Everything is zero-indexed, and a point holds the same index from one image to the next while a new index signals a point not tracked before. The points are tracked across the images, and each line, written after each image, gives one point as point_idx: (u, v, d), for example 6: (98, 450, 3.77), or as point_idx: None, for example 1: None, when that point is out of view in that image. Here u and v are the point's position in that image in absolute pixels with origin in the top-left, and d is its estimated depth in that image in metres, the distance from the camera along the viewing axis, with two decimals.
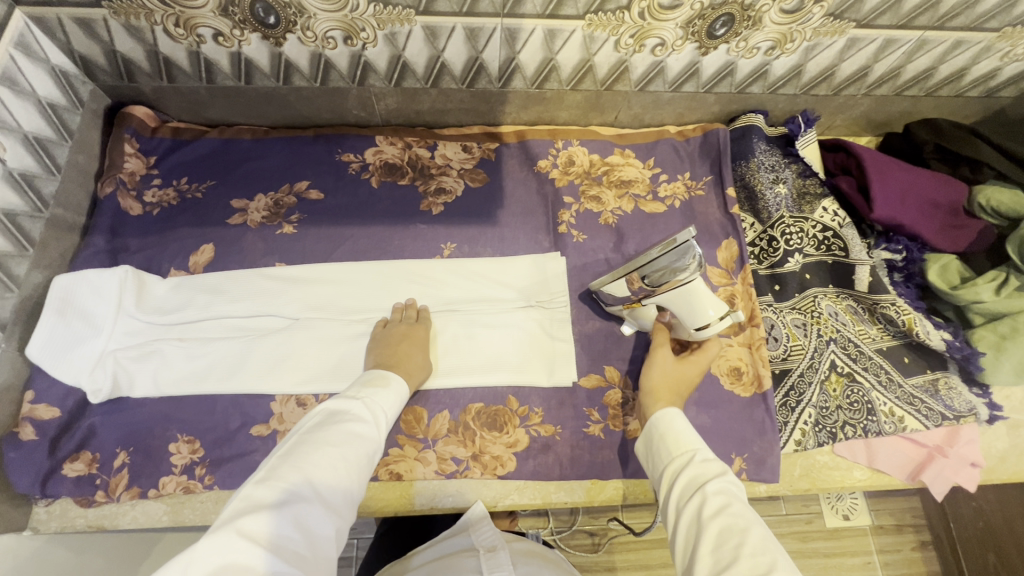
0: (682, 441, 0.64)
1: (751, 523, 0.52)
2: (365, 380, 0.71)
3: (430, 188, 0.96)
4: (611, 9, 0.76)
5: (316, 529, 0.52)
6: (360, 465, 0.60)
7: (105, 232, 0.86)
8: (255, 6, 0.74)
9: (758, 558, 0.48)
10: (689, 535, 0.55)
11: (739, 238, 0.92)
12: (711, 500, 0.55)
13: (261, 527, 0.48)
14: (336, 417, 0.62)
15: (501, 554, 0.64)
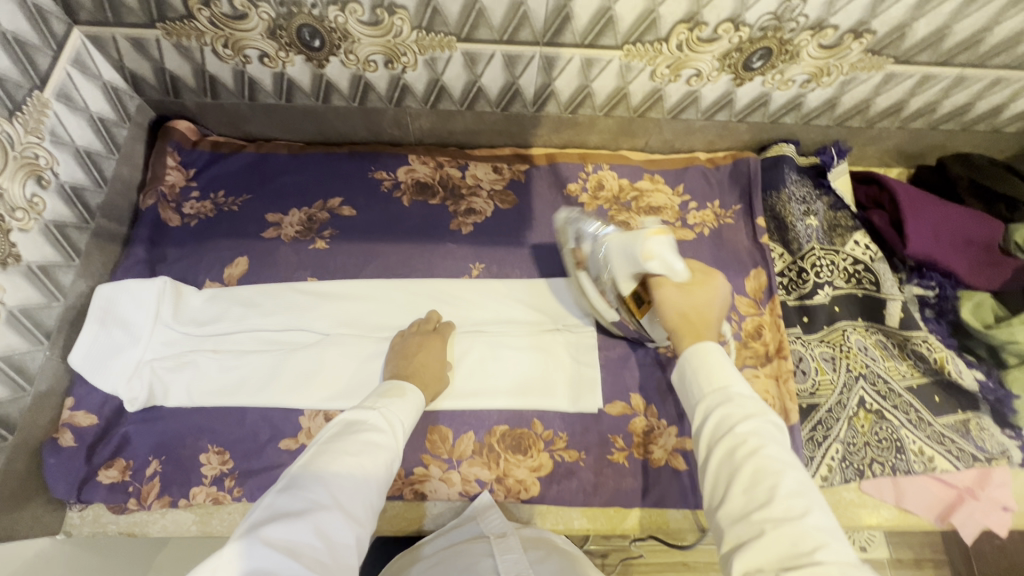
0: (717, 374, 0.59)
1: (787, 468, 0.51)
2: (382, 391, 0.70)
3: (460, 208, 0.98)
4: (650, 41, 0.77)
5: (337, 537, 0.52)
6: (380, 475, 0.59)
7: (146, 243, 0.88)
8: (302, 30, 0.76)
9: (792, 502, 0.49)
10: (719, 475, 0.54)
11: (768, 268, 0.92)
12: (745, 445, 0.53)
13: (282, 534, 0.49)
14: (354, 427, 0.61)
15: (511, 538, 0.68)
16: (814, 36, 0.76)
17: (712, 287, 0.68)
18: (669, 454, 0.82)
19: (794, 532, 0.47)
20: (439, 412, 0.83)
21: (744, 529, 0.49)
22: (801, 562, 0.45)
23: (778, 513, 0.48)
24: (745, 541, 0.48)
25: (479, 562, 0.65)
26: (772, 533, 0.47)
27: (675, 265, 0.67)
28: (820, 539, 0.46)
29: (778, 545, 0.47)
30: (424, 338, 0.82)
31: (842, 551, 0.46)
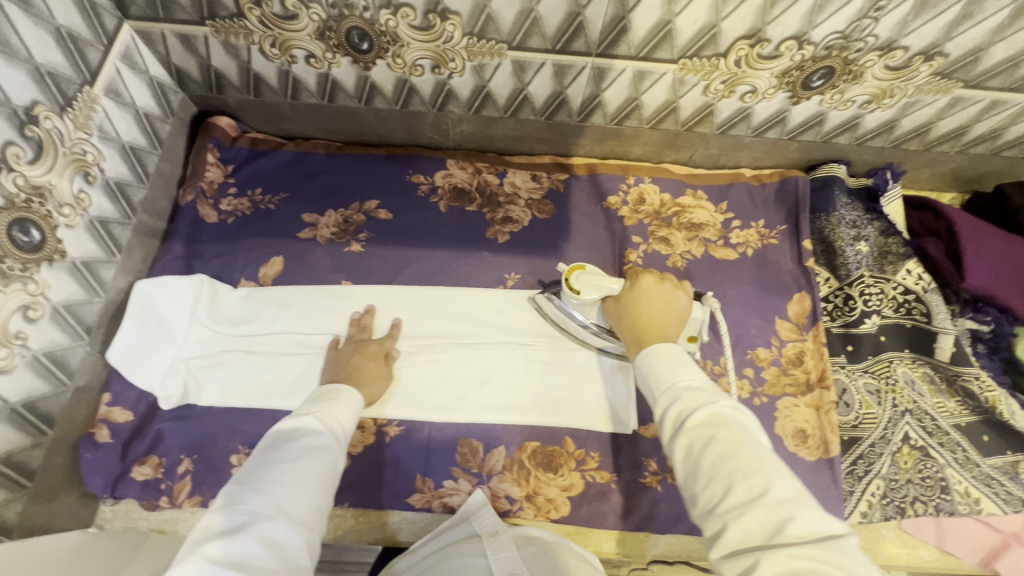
0: (673, 369, 0.58)
1: (745, 446, 0.50)
2: (316, 396, 0.69)
3: (497, 216, 0.96)
4: (707, 56, 0.74)
5: (283, 544, 0.52)
6: (323, 477, 0.59)
7: (184, 239, 0.88)
8: (352, 32, 0.74)
9: (753, 482, 0.47)
10: (685, 470, 0.52)
11: (812, 293, 0.89)
12: (700, 436, 0.51)
13: (224, 550, 0.49)
14: (289, 435, 0.61)
15: (503, 537, 0.68)
16: (882, 57, 0.73)
17: (653, 289, 0.72)
18: None
19: (766, 513, 0.45)
20: (469, 425, 0.82)
21: (715, 518, 0.48)
22: (774, 542, 0.44)
23: (741, 497, 0.47)
24: (717, 533, 0.47)
25: (472, 562, 0.65)
26: (738, 522, 0.46)
27: (609, 283, 0.75)
28: (788, 513, 0.45)
29: (750, 530, 0.45)
30: (362, 343, 0.81)
31: (812, 520, 0.44)
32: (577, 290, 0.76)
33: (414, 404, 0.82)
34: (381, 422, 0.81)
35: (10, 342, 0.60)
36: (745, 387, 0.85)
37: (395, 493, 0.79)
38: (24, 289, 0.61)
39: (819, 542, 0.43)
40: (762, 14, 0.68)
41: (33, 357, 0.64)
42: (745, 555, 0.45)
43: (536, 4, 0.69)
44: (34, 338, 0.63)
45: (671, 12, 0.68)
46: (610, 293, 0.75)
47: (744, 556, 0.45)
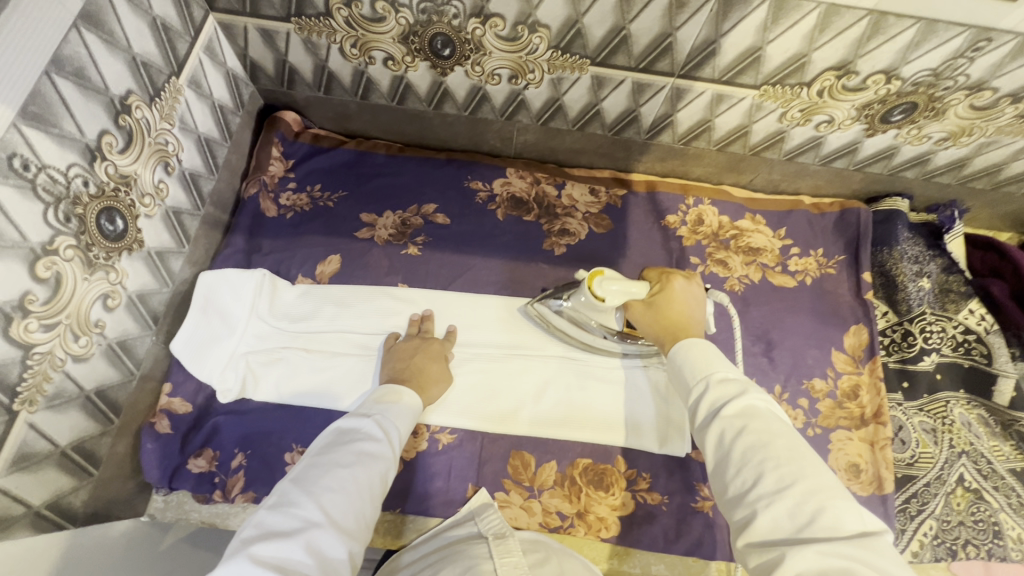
0: (709, 360, 0.57)
1: (778, 437, 0.48)
2: (377, 397, 0.68)
3: (554, 227, 0.95)
4: (791, 84, 0.74)
5: (329, 556, 0.49)
6: (373, 488, 0.56)
7: (244, 232, 0.88)
8: (436, 38, 0.74)
9: (783, 471, 0.46)
10: (715, 459, 0.51)
11: (870, 326, 0.89)
12: (731, 425, 0.50)
13: (272, 552, 0.46)
14: (346, 437, 0.59)
15: (509, 540, 0.64)
16: (969, 96, 0.72)
17: (683, 290, 0.70)
18: None
19: (794, 502, 0.44)
20: (521, 437, 0.81)
21: (743, 505, 0.47)
22: (803, 536, 0.42)
23: (770, 486, 0.46)
24: (745, 523, 0.46)
25: (477, 564, 0.59)
26: (767, 511, 0.45)
27: (631, 288, 0.69)
28: (817, 503, 0.44)
29: (776, 518, 0.44)
30: (423, 341, 0.81)
31: (843, 512, 0.43)
32: (600, 299, 0.71)
33: (466, 413, 0.82)
34: (434, 429, 0.81)
35: (90, 330, 0.60)
36: (799, 417, 0.84)
37: (445, 502, 0.78)
38: (106, 278, 0.61)
39: (850, 538, 0.42)
40: (856, 47, 0.67)
41: (108, 346, 0.64)
42: (773, 547, 0.43)
43: (629, 23, 0.68)
44: (109, 327, 0.63)
45: (765, 39, 0.68)
46: (637, 299, 0.70)
47: (772, 546, 0.43)
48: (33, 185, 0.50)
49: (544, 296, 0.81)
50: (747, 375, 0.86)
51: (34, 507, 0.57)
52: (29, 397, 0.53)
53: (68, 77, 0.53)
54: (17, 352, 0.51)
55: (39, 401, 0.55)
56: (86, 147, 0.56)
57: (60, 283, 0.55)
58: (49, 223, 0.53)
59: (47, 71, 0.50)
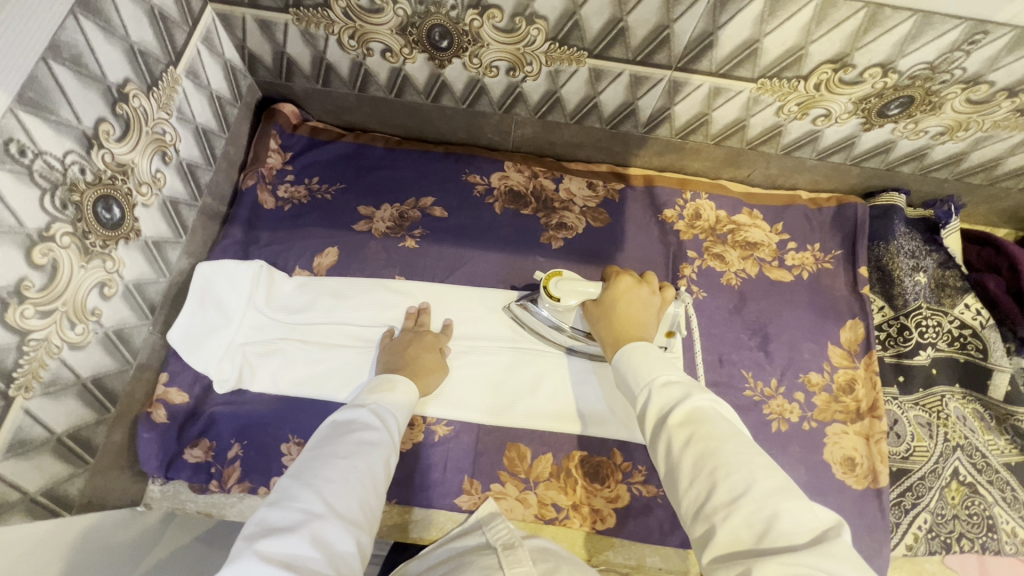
0: (651, 365, 0.57)
1: (726, 442, 0.48)
2: (371, 388, 0.68)
3: (552, 221, 0.96)
4: (789, 77, 0.74)
5: (337, 546, 0.49)
6: (375, 477, 0.56)
7: (242, 224, 0.88)
8: (433, 30, 0.74)
9: (732, 480, 0.46)
10: (669, 470, 0.51)
11: (866, 320, 0.89)
12: (678, 433, 0.50)
13: (278, 548, 0.46)
14: (343, 429, 0.59)
15: (520, 550, 0.62)
16: (965, 90, 0.73)
17: (633, 291, 0.70)
18: None
19: (750, 511, 0.44)
20: (518, 430, 0.81)
21: (700, 520, 0.46)
22: (763, 545, 0.42)
23: (724, 496, 0.45)
24: (706, 538, 0.45)
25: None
26: (725, 523, 0.44)
27: (587, 288, 0.71)
28: (773, 508, 0.44)
29: (736, 530, 0.44)
30: (418, 333, 0.81)
31: (796, 515, 0.43)
32: (557, 299, 0.72)
33: (462, 405, 0.82)
34: (430, 421, 0.81)
35: (86, 318, 0.60)
36: (794, 410, 0.84)
37: (441, 493, 0.78)
38: (102, 266, 0.61)
39: (807, 544, 0.41)
40: (853, 39, 0.67)
41: (104, 335, 0.64)
42: (738, 560, 0.42)
43: (627, 15, 0.68)
44: (106, 315, 0.63)
45: (762, 31, 0.68)
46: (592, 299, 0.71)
47: (735, 560, 0.42)
48: (30, 171, 0.50)
49: (522, 300, 0.83)
50: (743, 368, 0.87)
51: (31, 494, 0.57)
52: (25, 383, 0.53)
53: (66, 63, 0.53)
54: (12, 338, 0.51)
55: (35, 388, 0.55)
56: (83, 134, 0.56)
57: (55, 270, 0.55)
58: (46, 209, 0.53)
59: (44, 56, 0.50)
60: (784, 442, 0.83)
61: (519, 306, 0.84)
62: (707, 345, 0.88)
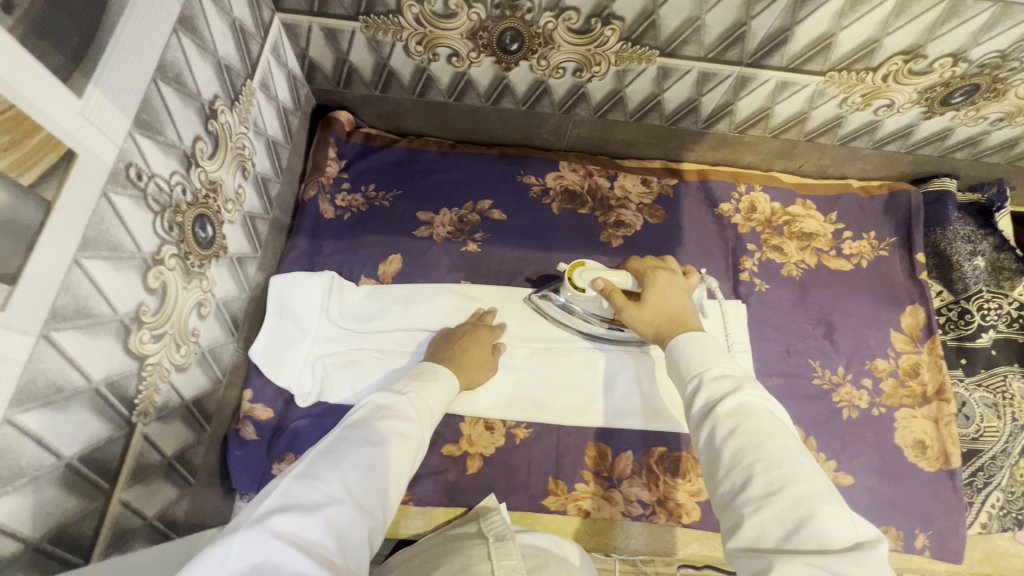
0: (705, 356, 0.55)
1: (771, 439, 0.46)
2: (412, 376, 0.64)
3: (610, 219, 0.95)
4: (859, 69, 0.75)
5: (350, 534, 0.45)
6: (399, 470, 0.52)
7: (307, 235, 0.88)
8: (505, 33, 0.74)
9: (771, 475, 0.44)
10: (708, 458, 0.49)
11: (926, 306, 0.91)
12: (723, 423, 0.48)
13: (293, 525, 0.42)
14: (375, 413, 0.55)
15: (509, 544, 0.62)
16: None
17: (670, 284, 0.71)
18: None
19: (784, 509, 0.42)
20: (597, 429, 0.82)
21: (732, 509, 0.45)
22: (791, 543, 0.41)
23: (759, 490, 0.44)
24: (734, 527, 0.44)
25: (473, 564, 0.58)
26: (755, 516, 0.43)
27: (611, 275, 0.73)
28: (808, 510, 0.42)
29: (764, 526, 0.42)
30: (475, 326, 0.80)
31: (835, 521, 0.41)
32: (582, 290, 0.75)
33: (538, 406, 0.82)
34: (510, 424, 0.81)
35: (188, 339, 0.60)
36: (863, 397, 0.86)
37: (529, 495, 0.79)
38: (199, 286, 0.61)
39: (840, 550, 0.40)
40: (930, 31, 0.68)
41: (202, 355, 0.63)
42: (760, 555, 0.41)
43: (705, 13, 0.68)
44: (203, 335, 0.63)
45: (839, 25, 0.68)
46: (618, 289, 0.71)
47: (757, 554, 0.41)
48: (146, 194, 0.50)
49: (544, 289, 0.84)
50: (809, 358, 0.88)
51: (149, 519, 0.56)
52: (144, 409, 0.53)
53: (170, 82, 0.52)
54: (134, 364, 0.51)
55: (151, 412, 0.54)
56: (184, 153, 0.55)
57: (165, 294, 0.54)
58: (157, 232, 0.52)
59: (154, 77, 0.49)
60: (855, 429, 0.84)
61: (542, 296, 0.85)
62: (773, 337, 0.89)
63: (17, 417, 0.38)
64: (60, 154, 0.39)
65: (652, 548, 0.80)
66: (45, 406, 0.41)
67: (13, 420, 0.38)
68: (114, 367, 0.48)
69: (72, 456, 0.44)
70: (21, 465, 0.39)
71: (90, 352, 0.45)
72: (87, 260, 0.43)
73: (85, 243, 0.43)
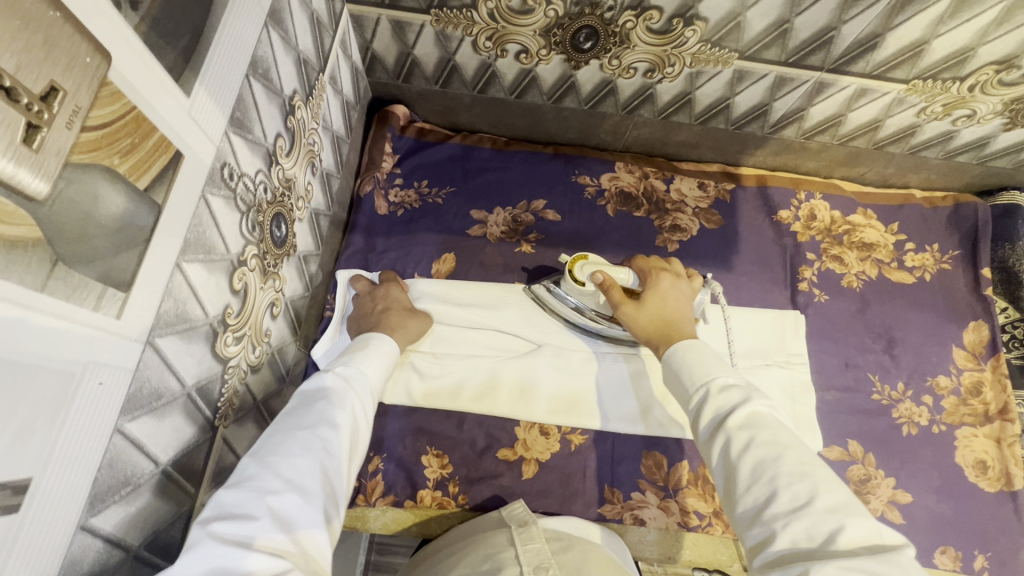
0: (708, 366, 0.53)
1: (789, 449, 0.45)
2: (341, 353, 0.58)
3: (666, 223, 0.91)
4: (945, 78, 0.72)
5: (298, 522, 0.42)
6: (341, 442, 0.48)
7: (363, 231, 0.87)
8: (580, 32, 0.72)
9: (795, 487, 0.42)
10: (724, 478, 0.47)
11: (990, 322, 0.89)
12: (737, 436, 0.46)
13: (233, 531, 0.39)
14: (308, 394, 0.51)
15: (532, 528, 0.62)
16: None
17: (672, 288, 0.69)
18: (885, 506, 0.79)
19: (814, 522, 0.40)
20: (653, 438, 0.80)
21: (756, 524, 0.43)
22: (826, 552, 0.39)
23: (785, 505, 0.42)
24: (761, 543, 0.42)
25: (497, 552, 0.58)
26: (785, 531, 0.40)
27: (616, 273, 0.70)
28: (837, 521, 0.40)
29: (795, 537, 0.40)
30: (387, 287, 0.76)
31: (861, 530, 0.40)
32: (582, 283, 0.73)
33: (595, 412, 0.80)
34: (564, 430, 0.80)
35: (262, 340, 0.59)
36: (924, 414, 0.84)
37: (584, 503, 0.78)
38: (273, 286, 0.60)
39: (871, 555, 0.38)
40: None
41: (271, 355, 0.63)
42: (793, 565, 0.39)
43: (795, 17, 0.66)
44: (273, 335, 0.62)
45: (934, 32, 0.66)
46: (619, 284, 0.69)
47: (790, 564, 0.39)
48: (235, 194, 0.48)
49: (545, 279, 0.81)
50: (869, 372, 0.86)
51: None
52: (225, 412, 0.52)
53: (259, 78, 0.50)
54: (219, 368, 0.49)
55: (230, 416, 0.54)
56: (266, 151, 0.54)
57: (246, 295, 0.53)
58: (243, 233, 0.51)
59: (247, 73, 0.48)
60: (915, 446, 0.82)
61: (542, 286, 0.82)
62: (832, 349, 0.87)
63: (126, 426, 0.38)
64: (170, 156, 0.38)
65: (707, 559, 0.77)
66: (148, 414, 0.40)
67: (123, 429, 0.37)
68: (203, 371, 0.47)
69: (167, 462, 0.44)
70: (127, 473, 0.39)
71: (185, 357, 0.44)
72: (187, 264, 0.42)
73: (186, 246, 0.42)
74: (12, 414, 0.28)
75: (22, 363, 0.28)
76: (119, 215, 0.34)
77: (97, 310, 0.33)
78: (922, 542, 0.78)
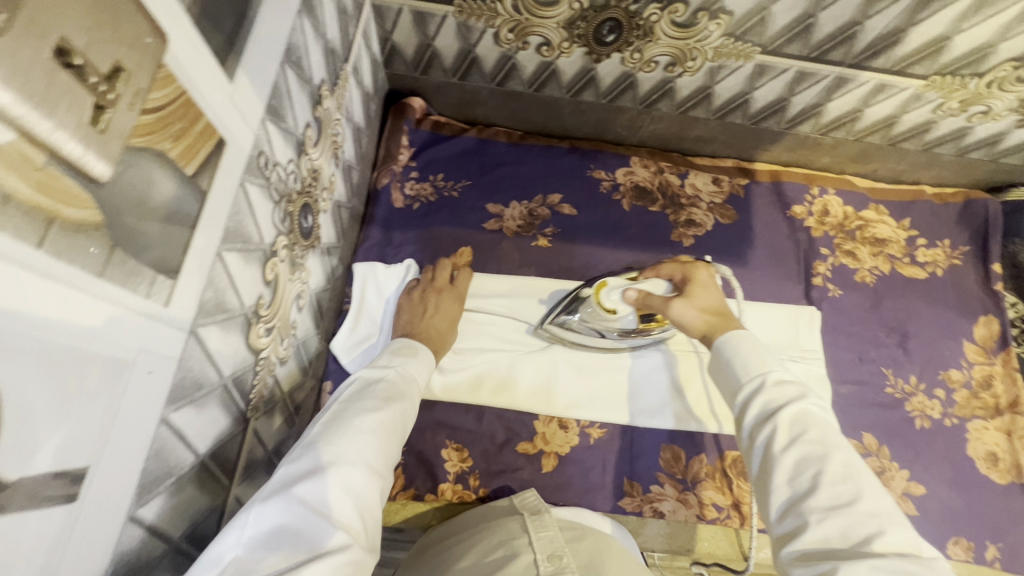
0: (763, 358, 0.52)
1: (837, 451, 0.45)
2: (393, 351, 0.61)
3: (681, 218, 0.91)
4: (964, 74, 0.73)
5: (364, 494, 0.44)
6: (399, 433, 0.51)
7: (380, 225, 0.87)
8: (604, 24, 0.72)
9: (838, 488, 0.42)
10: (759, 468, 0.47)
11: (1000, 317, 0.90)
12: (785, 429, 0.46)
13: (312, 493, 0.42)
14: (371, 384, 0.53)
15: (546, 517, 0.62)
16: None
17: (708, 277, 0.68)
18: (899, 497, 0.80)
19: (849, 522, 0.40)
20: (671, 432, 0.80)
21: (790, 513, 0.43)
22: (856, 552, 0.39)
23: (824, 501, 0.42)
24: (793, 532, 0.42)
25: (511, 539, 0.57)
26: (820, 525, 0.41)
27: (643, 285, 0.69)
28: (877, 525, 0.40)
29: (828, 533, 0.41)
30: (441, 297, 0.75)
31: (901, 539, 0.39)
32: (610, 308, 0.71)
33: (613, 405, 0.80)
34: (584, 424, 0.80)
35: (288, 332, 0.59)
36: (936, 407, 0.85)
37: (604, 496, 0.78)
38: (300, 278, 0.59)
39: (906, 558, 0.38)
40: None
41: (297, 347, 0.62)
42: (822, 561, 0.39)
43: (819, 11, 0.67)
44: (298, 328, 0.62)
45: (956, 29, 0.67)
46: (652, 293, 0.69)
47: (817, 561, 0.40)
48: (270, 183, 0.48)
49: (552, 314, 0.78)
50: (882, 366, 0.87)
51: None
52: (256, 403, 0.52)
53: (292, 66, 0.49)
54: (251, 359, 0.49)
55: (259, 407, 0.53)
56: (297, 140, 0.53)
57: (276, 286, 0.52)
58: (275, 224, 0.50)
59: (283, 61, 0.47)
60: (928, 439, 0.83)
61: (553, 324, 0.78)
62: (846, 343, 0.88)
63: (171, 416, 0.37)
64: (216, 142, 0.37)
65: (726, 552, 0.77)
66: (189, 405, 0.39)
67: (168, 420, 0.37)
68: (238, 363, 0.46)
69: (205, 454, 0.43)
70: (170, 464, 0.38)
71: (223, 348, 0.43)
72: (227, 253, 0.42)
73: (226, 236, 0.41)
74: (70, 403, 0.28)
75: (83, 351, 0.28)
76: (168, 201, 0.33)
77: (149, 297, 0.32)
78: (935, 533, 0.79)
